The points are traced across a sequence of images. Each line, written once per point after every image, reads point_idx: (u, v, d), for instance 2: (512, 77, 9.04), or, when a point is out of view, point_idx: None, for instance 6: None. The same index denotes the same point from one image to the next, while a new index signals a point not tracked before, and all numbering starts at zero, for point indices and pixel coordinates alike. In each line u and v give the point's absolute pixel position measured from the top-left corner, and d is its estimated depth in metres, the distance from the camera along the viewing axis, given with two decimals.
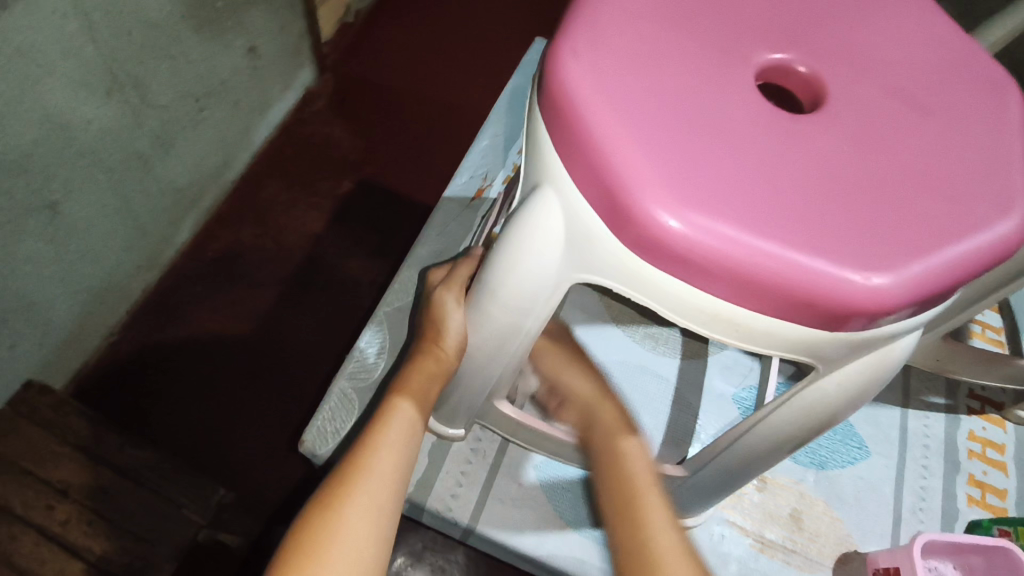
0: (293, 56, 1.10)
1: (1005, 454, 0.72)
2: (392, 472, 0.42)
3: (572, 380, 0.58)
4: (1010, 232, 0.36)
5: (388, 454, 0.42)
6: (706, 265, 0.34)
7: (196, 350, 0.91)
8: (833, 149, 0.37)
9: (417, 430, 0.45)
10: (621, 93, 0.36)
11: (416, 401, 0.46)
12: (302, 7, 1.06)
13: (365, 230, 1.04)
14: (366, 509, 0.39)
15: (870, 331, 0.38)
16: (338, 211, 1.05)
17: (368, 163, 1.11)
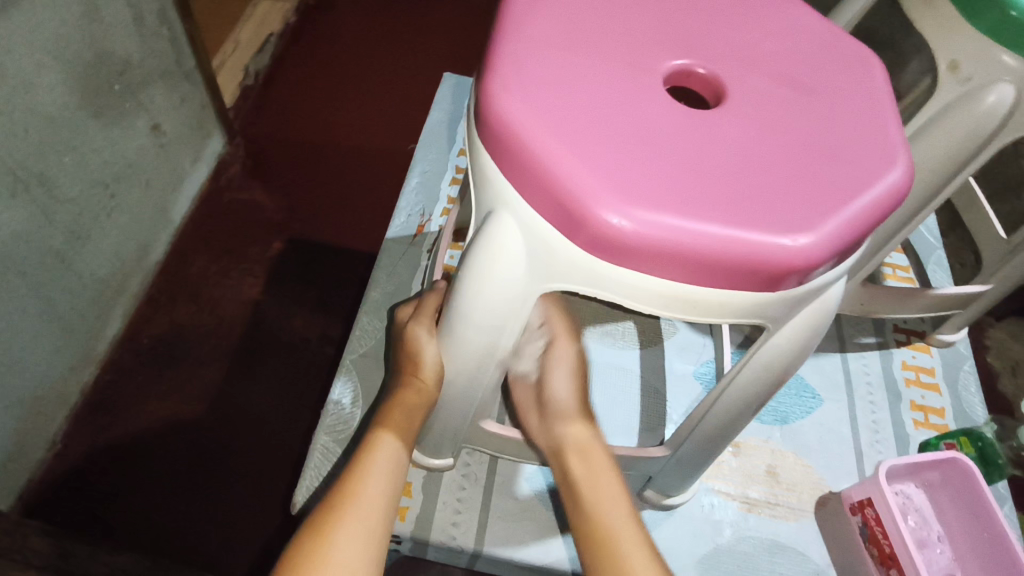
0: (198, 128, 1.25)
1: (936, 376, 0.84)
2: (376, 505, 0.47)
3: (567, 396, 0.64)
4: (902, 179, 0.39)
5: (374, 486, 0.48)
6: (661, 255, 0.35)
7: (147, 442, 0.99)
8: (748, 135, 0.39)
9: (399, 460, 0.51)
10: (541, 109, 0.37)
11: (400, 435, 0.52)
12: (199, 80, 1.21)
13: (304, 288, 1.18)
14: (355, 535, 0.44)
15: (807, 287, 0.40)
16: (271, 272, 1.20)
17: (294, 222, 1.27)
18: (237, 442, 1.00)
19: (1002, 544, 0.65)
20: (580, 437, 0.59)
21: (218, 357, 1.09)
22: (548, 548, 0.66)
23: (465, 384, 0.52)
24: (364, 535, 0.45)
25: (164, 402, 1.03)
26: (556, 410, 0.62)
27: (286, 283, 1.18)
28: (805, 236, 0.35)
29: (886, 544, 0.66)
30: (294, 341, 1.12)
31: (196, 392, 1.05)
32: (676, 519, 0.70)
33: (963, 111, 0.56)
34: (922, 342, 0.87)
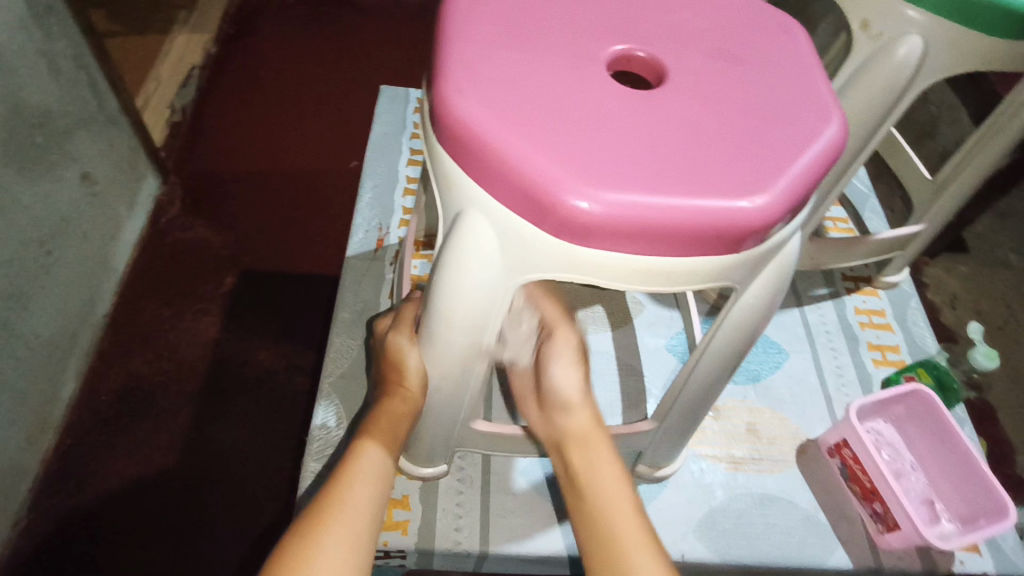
0: (130, 171, 1.21)
1: (886, 317, 0.89)
2: (363, 508, 0.47)
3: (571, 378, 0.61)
4: (838, 133, 0.41)
5: (358, 492, 0.48)
6: (629, 231, 0.37)
7: (121, 499, 0.96)
8: (693, 110, 0.41)
9: (385, 468, 0.51)
10: (495, 107, 0.38)
11: (384, 443, 0.53)
12: (126, 123, 1.17)
13: (265, 320, 1.16)
14: (343, 537, 0.45)
15: (766, 246, 0.42)
16: (228, 308, 1.17)
17: (244, 254, 1.24)
18: (218, 484, 0.98)
19: (970, 463, 0.70)
20: (577, 424, 0.58)
21: (185, 403, 1.05)
22: (552, 537, 0.67)
23: (451, 388, 0.52)
24: (348, 541, 0.45)
25: (134, 457, 1.00)
26: (558, 401, 0.60)
27: (244, 318, 1.16)
28: (759, 196, 0.37)
29: (867, 480, 0.70)
30: (264, 374, 1.10)
31: (168, 441, 1.01)
32: (669, 488, 0.72)
33: (879, 67, 0.60)
34: (870, 287, 0.92)
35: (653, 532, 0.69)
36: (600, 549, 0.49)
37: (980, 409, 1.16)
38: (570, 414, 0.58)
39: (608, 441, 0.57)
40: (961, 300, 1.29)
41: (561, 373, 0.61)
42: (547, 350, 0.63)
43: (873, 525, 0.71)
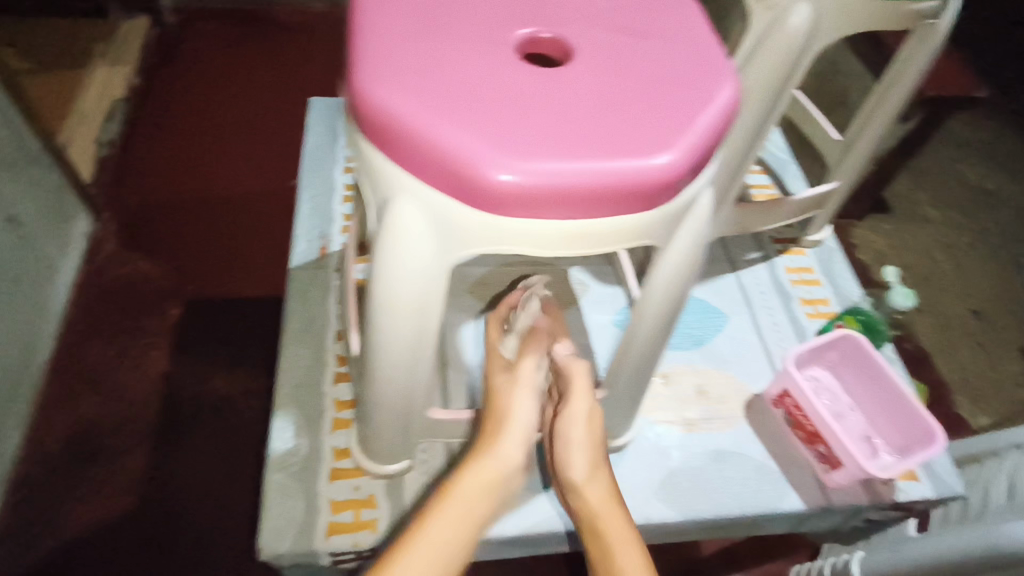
0: (59, 211, 1.18)
1: (814, 273, 0.95)
2: (470, 509, 0.52)
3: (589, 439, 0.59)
4: (733, 94, 0.44)
5: (443, 522, 0.50)
6: (551, 199, 0.39)
7: (82, 548, 0.93)
8: (600, 81, 0.43)
9: (487, 497, 0.53)
10: (412, 94, 0.40)
11: (493, 460, 0.54)
12: (49, 162, 1.14)
13: (217, 346, 1.14)
14: (443, 531, 0.50)
15: (679, 204, 0.44)
16: (177, 338, 1.15)
17: (189, 283, 1.22)
18: (184, 518, 0.96)
19: (900, 398, 0.75)
20: (594, 501, 0.57)
21: (140, 441, 1.03)
22: (522, 515, 0.69)
23: (402, 377, 0.53)
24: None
25: (91, 502, 0.97)
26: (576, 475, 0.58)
27: (196, 347, 1.14)
28: (666, 156, 0.40)
29: (808, 423, 0.74)
30: (221, 402, 1.08)
31: (126, 481, 0.99)
32: (629, 456, 0.74)
33: (777, 34, 0.64)
34: (797, 246, 0.98)
35: None
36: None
37: (915, 355, 1.24)
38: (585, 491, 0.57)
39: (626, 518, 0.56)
40: (888, 257, 1.38)
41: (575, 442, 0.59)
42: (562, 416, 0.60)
43: (819, 465, 0.75)
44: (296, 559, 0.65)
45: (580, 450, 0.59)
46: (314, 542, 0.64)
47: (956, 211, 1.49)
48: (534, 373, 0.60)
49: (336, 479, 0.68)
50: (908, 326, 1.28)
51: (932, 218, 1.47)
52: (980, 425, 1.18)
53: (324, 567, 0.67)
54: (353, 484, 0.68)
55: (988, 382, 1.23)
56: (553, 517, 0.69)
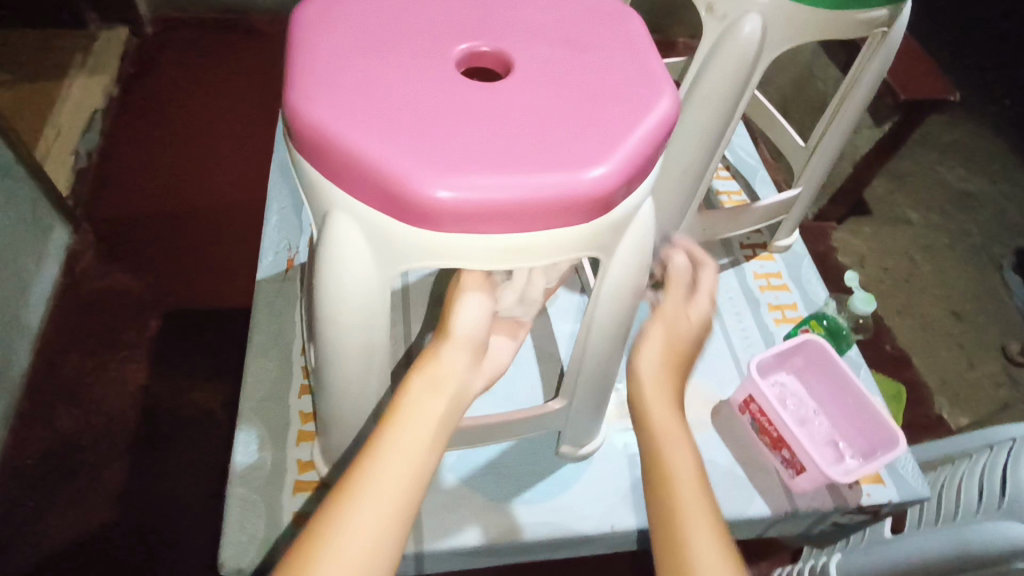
0: (35, 224, 1.17)
1: (783, 278, 0.96)
2: (421, 418, 0.47)
3: (691, 350, 0.56)
4: (670, 107, 0.45)
5: (401, 433, 0.46)
6: (483, 214, 0.40)
7: (57, 565, 0.92)
8: (537, 96, 0.43)
9: (442, 397, 0.49)
10: (346, 111, 0.40)
11: (443, 360, 0.51)
12: (24, 175, 1.14)
13: (196, 359, 1.13)
14: (398, 451, 0.45)
15: (619, 217, 0.45)
16: (155, 351, 1.14)
17: (168, 295, 1.21)
18: (164, 532, 0.96)
19: (862, 401, 0.76)
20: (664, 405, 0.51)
21: (118, 456, 1.02)
22: (488, 525, 0.69)
23: (358, 391, 0.54)
24: (385, 496, 0.43)
25: (68, 518, 0.96)
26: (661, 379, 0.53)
27: (176, 360, 1.13)
28: (599, 168, 0.41)
29: (773, 429, 0.75)
30: (199, 414, 1.08)
31: (104, 496, 0.98)
32: (595, 464, 0.75)
33: (730, 43, 0.65)
34: (766, 252, 0.99)
35: (583, 509, 0.71)
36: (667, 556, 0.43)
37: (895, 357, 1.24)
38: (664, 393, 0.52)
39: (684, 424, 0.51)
40: (868, 259, 1.39)
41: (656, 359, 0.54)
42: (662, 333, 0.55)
43: (785, 471, 0.75)
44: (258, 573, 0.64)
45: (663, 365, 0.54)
46: (277, 556, 0.64)
47: (935, 214, 1.51)
48: (478, 272, 0.58)
49: (299, 492, 0.68)
50: (889, 327, 1.29)
51: (912, 220, 1.48)
52: (960, 425, 1.19)
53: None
54: (318, 497, 0.68)
55: (967, 382, 1.24)
56: (519, 527, 0.69)
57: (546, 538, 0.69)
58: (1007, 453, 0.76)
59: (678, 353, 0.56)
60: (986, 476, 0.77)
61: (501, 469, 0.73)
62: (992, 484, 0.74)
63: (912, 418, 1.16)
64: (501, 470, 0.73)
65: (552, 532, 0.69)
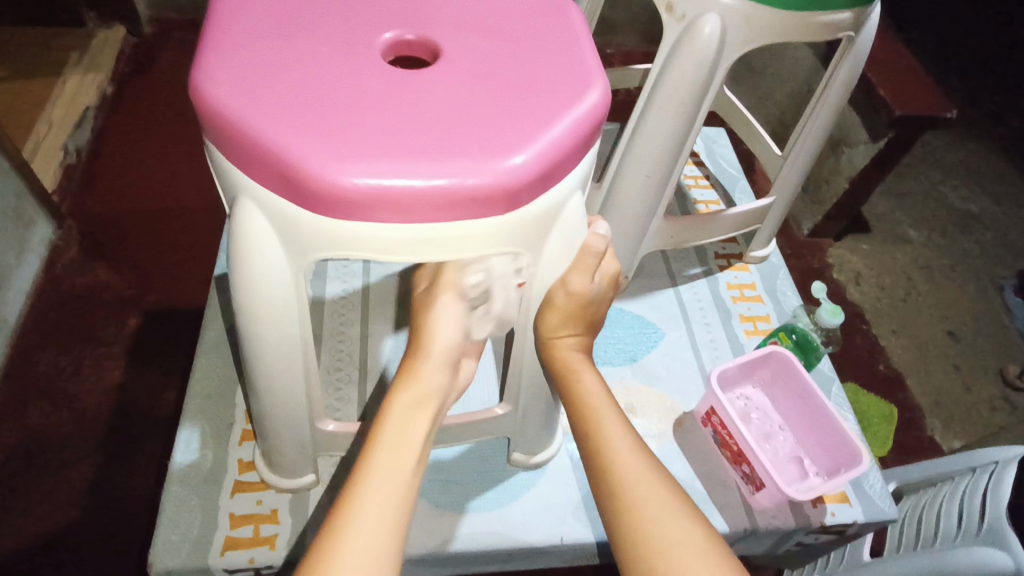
0: (18, 216, 1.15)
1: (757, 289, 0.93)
2: (390, 473, 0.47)
3: (599, 302, 0.57)
4: (598, 99, 0.43)
5: (387, 453, 0.48)
6: (385, 202, 0.38)
7: (15, 566, 0.88)
8: (457, 84, 0.42)
9: (406, 448, 0.49)
10: (251, 93, 0.40)
11: (416, 381, 0.52)
12: (9, 165, 1.11)
13: (172, 358, 1.10)
14: (372, 507, 0.45)
15: (542, 211, 0.43)
16: (132, 348, 1.10)
17: (149, 293, 1.18)
18: (130, 535, 0.92)
19: (825, 415, 0.74)
20: (589, 397, 0.55)
21: (86, 453, 0.98)
22: (433, 534, 0.66)
23: (282, 388, 0.52)
24: (378, 515, 0.45)
25: (29, 517, 0.92)
26: (575, 373, 0.56)
27: (153, 358, 1.09)
28: (511, 158, 0.39)
29: (734, 443, 0.72)
30: (169, 415, 1.04)
31: (69, 496, 0.94)
32: (550, 473, 0.72)
33: (688, 44, 0.64)
34: (741, 262, 0.97)
35: (533, 519, 0.68)
36: (643, 551, 0.46)
37: (890, 376, 1.21)
38: (587, 388, 0.55)
39: (617, 411, 0.54)
40: (865, 277, 1.36)
41: (568, 349, 0.57)
42: (581, 311, 0.55)
43: (746, 486, 0.73)
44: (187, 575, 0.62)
45: (576, 354, 0.57)
46: (207, 559, 0.62)
47: (936, 233, 1.47)
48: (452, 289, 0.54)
49: (238, 492, 0.66)
50: (883, 346, 1.25)
51: (911, 238, 1.45)
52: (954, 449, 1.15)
53: None
54: (256, 499, 0.66)
55: (963, 405, 1.21)
56: (465, 535, 0.67)
57: (490, 549, 0.66)
58: (988, 477, 0.72)
59: (586, 306, 0.54)
60: (967, 501, 0.73)
61: (451, 476, 0.71)
62: (972, 507, 0.71)
63: (903, 440, 1.13)
64: (450, 477, 0.70)
65: (498, 543, 0.66)
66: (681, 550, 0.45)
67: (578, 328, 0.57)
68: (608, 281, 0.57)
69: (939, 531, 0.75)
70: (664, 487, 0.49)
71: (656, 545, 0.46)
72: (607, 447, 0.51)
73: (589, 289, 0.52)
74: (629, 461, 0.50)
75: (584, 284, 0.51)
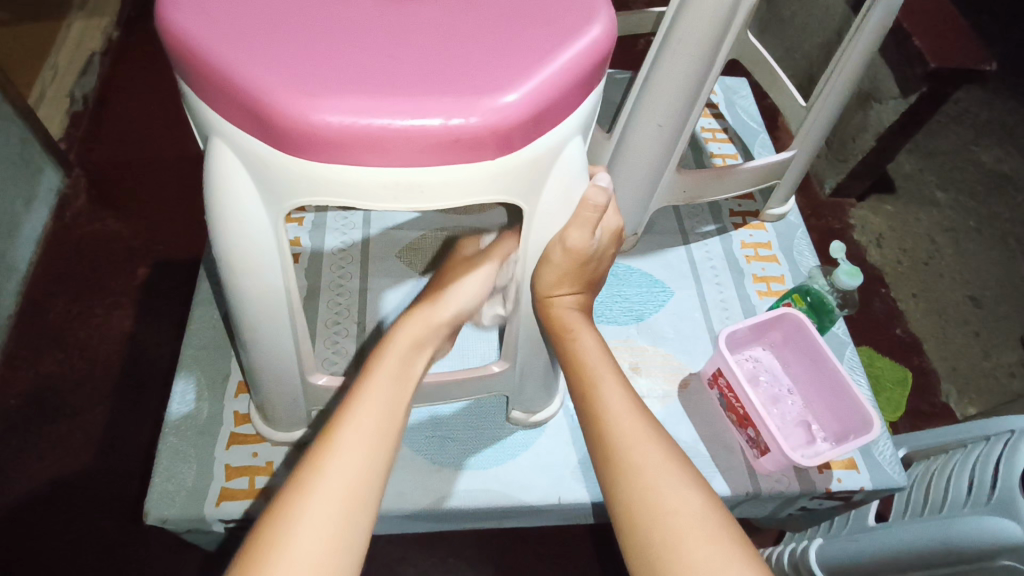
0: (25, 164, 1.12)
1: (773, 249, 0.89)
2: (376, 423, 0.45)
3: (599, 260, 0.54)
4: (603, 32, 0.39)
5: (372, 400, 0.46)
6: (364, 143, 0.35)
7: (33, 507, 0.89)
8: (445, 13, 0.39)
9: (395, 402, 0.47)
10: (219, 20, 0.36)
11: (423, 322, 0.54)
12: (13, 109, 1.08)
13: (179, 307, 1.09)
14: (350, 453, 0.42)
15: (537, 157, 0.39)
16: (141, 298, 1.09)
17: (159, 243, 1.16)
18: (134, 481, 0.92)
19: (837, 379, 0.71)
20: (586, 357, 0.53)
21: (99, 399, 0.99)
22: (430, 490, 0.66)
23: (270, 341, 0.50)
24: (364, 447, 0.43)
25: (40, 459, 0.93)
26: (573, 335, 0.54)
27: (161, 307, 1.08)
28: (503, 96, 0.36)
29: (739, 406, 0.70)
30: (167, 365, 1.03)
31: (82, 440, 0.95)
32: (549, 433, 0.71)
33: None
34: (757, 220, 0.93)
35: (530, 478, 0.67)
36: (640, 518, 0.44)
37: (906, 341, 1.17)
38: (582, 349, 0.53)
39: (615, 371, 0.52)
40: (887, 239, 1.30)
41: (566, 311, 0.54)
42: (582, 269, 0.52)
43: (750, 450, 0.71)
44: (183, 523, 0.62)
45: (573, 313, 0.55)
46: (202, 508, 0.62)
47: (966, 195, 1.41)
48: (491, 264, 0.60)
49: (234, 445, 0.66)
50: (900, 310, 1.21)
51: (938, 200, 1.39)
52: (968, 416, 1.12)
53: (219, 531, 0.65)
54: (251, 451, 0.66)
55: (979, 372, 1.17)
56: (462, 492, 0.66)
57: (486, 506, 0.65)
58: (1003, 445, 0.70)
59: (585, 265, 0.51)
60: (978, 469, 0.70)
61: (449, 432, 0.70)
62: (983, 474, 0.69)
63: (916, 405, 1.10)
64: (448, 433, 0.70)
65: (494, 500, 0.66)
66: (677, 521, 0.43)
67: (576, 286, 0.54)
68: (610, 236, 0.53)
69: (948, 499, 0.73)
70: (669, 452, 0.47)
71: (661, 508, 0.44)
72: (603, 413, 0.49)
73: (590, 245, 0.47)
74: (625, 424, 0.48)
75: (584, 241, 0.46)
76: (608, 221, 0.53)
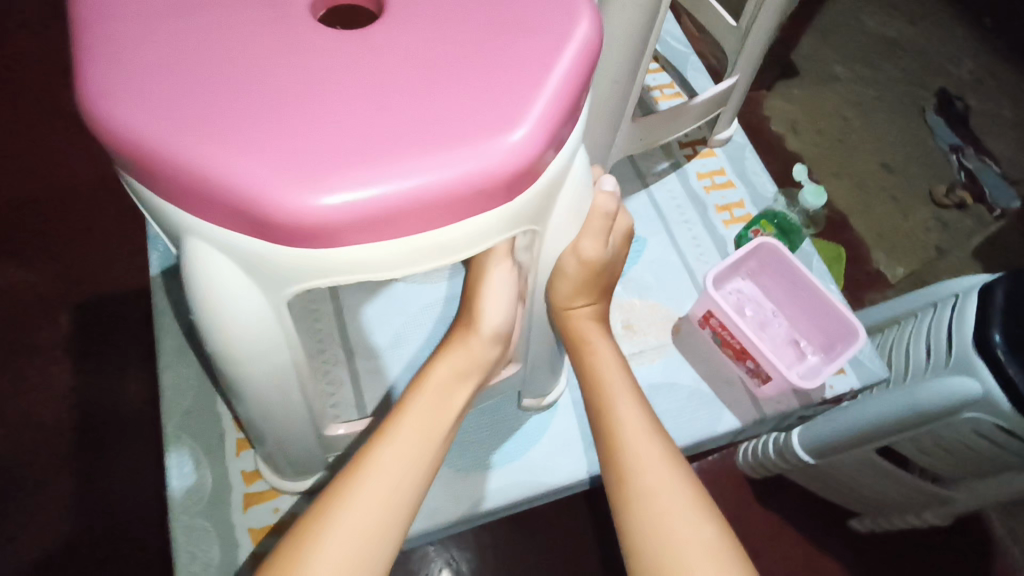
0: None
1: (727, 175, 0.90)
2: (416, 439, 0.45)
3: (613, 267, 0.53)
4: (588, 33, 0.36)
5: (414, 417, 0.46)
6: (376, 219, 0.32)
7: None
8: (420, 48, 0.35)
9: (442, 416, 0.47)
10: (170, 110, 0.31)
11: (468, 352, 0.51)
12: None
13: (118, 347, 0.96)
14: (385, 472, 0.43)
15: (549, 182, 0.37)
16: (74, 347, 0.96)
17: (71, 281, 1.00)
18: (145, 540, 0.85)
19: (817, 296, 0.74)
20: (603, 362, 0.53)
21: (60, 468, 0.88)
22: (461, 496, 0.65)
23: (284, 414, 0.47)
24: (401, 465, 0.43)
25: (22, 546, 0.84)
26: (587, 342, 0.54)
27: (99, 351, 0.96)
28: (512, 133, 0.33)
29: (736, 341, 0.72)
30: (141, 408, 0.93)
31: (55, 516, 0.85)
32: (561, 412, 0.71)
33: None
34: (706, 148, 0.93)
35: (555, 460, 0.68)
36: (651, 544, 0.43)
37: None
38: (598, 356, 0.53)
39: (631, 378, 0.53)
40: (801, 124, 1.26)
41: (584, 321, 0.55)
42: (600, 275, 0.51)
43: (750, 380, 0.74)
44: None
45: (590, 320, 0.55)
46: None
47: None
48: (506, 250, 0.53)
49: (251, 506, 0.63)
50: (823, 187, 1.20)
51: None
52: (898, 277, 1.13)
53: None
54: (272, 507, 0.63)
55: None
56: (494, 491, 0.66)
57: (520, 499, 0.66)
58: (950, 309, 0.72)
59: (599, 275, 0.51)
60: (933, 335, 0.74)
61: (463, 435, 0.68)
62: (939, 340, 0.72)
63: None
64: (463, 436, 0.68)
65: (526, 491, 0.66)
66: (692, 548, 0.42)
67: (593, 297, 0.54)
68: (622, 241, 0.52)
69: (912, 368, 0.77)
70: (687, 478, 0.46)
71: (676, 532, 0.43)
72: (620, 428, 0.49)
73: (603, 254, 0.47)
74: (645, 448, 0.47)
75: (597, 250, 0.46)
76: (620, 222, 0.52)
